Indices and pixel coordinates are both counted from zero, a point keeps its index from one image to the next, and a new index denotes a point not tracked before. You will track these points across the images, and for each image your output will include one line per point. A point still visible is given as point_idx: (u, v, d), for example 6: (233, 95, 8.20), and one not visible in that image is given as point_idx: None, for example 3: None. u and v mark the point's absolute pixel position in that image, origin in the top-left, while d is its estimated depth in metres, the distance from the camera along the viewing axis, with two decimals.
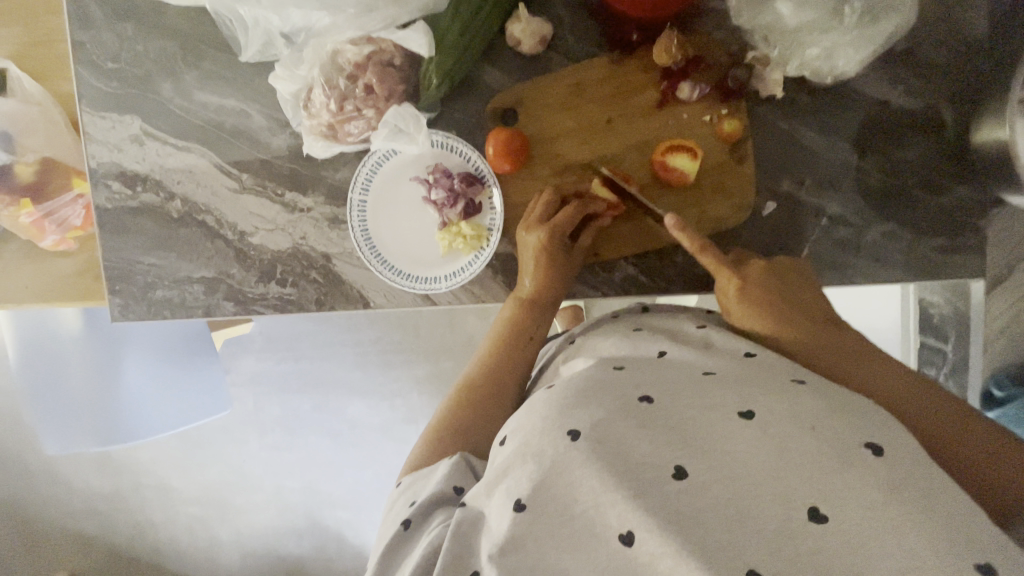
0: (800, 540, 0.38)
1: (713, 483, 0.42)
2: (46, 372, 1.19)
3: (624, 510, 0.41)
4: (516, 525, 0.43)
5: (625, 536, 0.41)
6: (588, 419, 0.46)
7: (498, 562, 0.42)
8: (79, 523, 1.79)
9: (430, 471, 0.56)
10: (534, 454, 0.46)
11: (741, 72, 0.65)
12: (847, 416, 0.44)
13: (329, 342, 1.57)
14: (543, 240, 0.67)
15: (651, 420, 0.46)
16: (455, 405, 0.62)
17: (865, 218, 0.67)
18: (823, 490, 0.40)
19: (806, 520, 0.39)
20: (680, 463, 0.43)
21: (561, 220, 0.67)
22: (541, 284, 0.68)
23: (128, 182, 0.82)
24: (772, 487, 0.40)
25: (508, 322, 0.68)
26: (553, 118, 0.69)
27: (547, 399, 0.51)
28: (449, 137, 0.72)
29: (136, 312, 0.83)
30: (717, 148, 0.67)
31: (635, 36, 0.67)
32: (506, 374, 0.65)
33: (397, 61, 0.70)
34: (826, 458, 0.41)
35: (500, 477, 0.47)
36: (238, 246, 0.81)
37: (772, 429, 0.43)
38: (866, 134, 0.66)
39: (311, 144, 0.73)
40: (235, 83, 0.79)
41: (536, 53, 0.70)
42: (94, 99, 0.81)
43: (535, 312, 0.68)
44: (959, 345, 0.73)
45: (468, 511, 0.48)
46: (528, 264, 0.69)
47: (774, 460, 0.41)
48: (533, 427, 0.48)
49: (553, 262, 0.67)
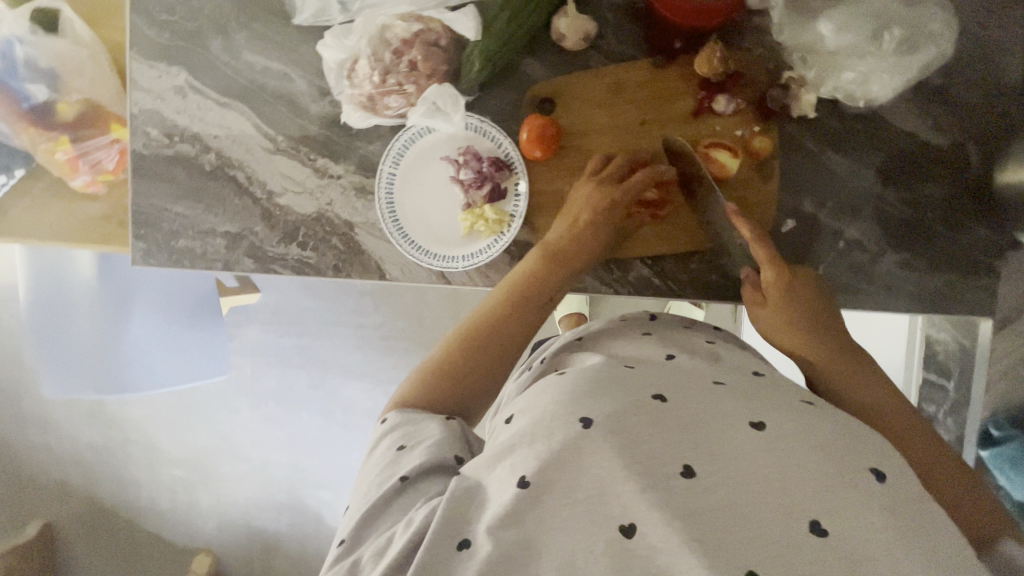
0: (799, 548, 0.39)
1: (722, 485, 0.42)
2: (54, 313, 1.22)
3: (629, 500, 0.42)
4: (518, 500, 0.44)
5: (625, 527, 0.42)
6: (602, 410, 0.47)
7: (495, 534, 0.43)
8: (63, 470, 1.80)
9: (423, 421, 0.56)
10: (541, 436, 0.47)
11: (780, 93, 0.66)
12: (856, 441, 0.46)
13: (331, 321, 1.59)
14: (611, 196, 0.68)
15: (663, 418, 0.47)
16: (458, 350, 0.62)
17: (881, 246, 0.68)
18: (829, 507, 0.40)
19: (807, 530, 0.40)
20: (688, 463, 0.44)
21: (632, 182, 0.68)
22: (579, 245, 0.68)
23: (167, 131, 0.85)
24: (776, 496, 0.41)
25: (531, 273, 0.67)
26: (588, 114, 0.71)
27: (559, 385, 0.52)
28: (484, 122, 0.74)
29: (158, 258, 0.86)
30: (747, 163, 0.68)
31: (677, 44, 0.68)
32: (510, 335, 0.64)
33: (443, 42, 0.71)
34: (833, 479, 0.42)
35: (503, 454, 0.48)
36: (266, 205, 0.83)
37: (779, 441, 0.44)
38: (892, 165, 0.67)
39: (349, 113, 0.75)
40: (282, 47, 0.81)
41: (577, 49, 0.70)
42: (145, 47, 0.84)
43: (558, 272, 0.67)
44: (960, 383, 0.74)
45: (465, 480, 0.48)
46: (567, 214, 0.70)
47: (781, 470, 0.42)
48: (543, 411, 0.49)
49: (603, 227, 0.68)
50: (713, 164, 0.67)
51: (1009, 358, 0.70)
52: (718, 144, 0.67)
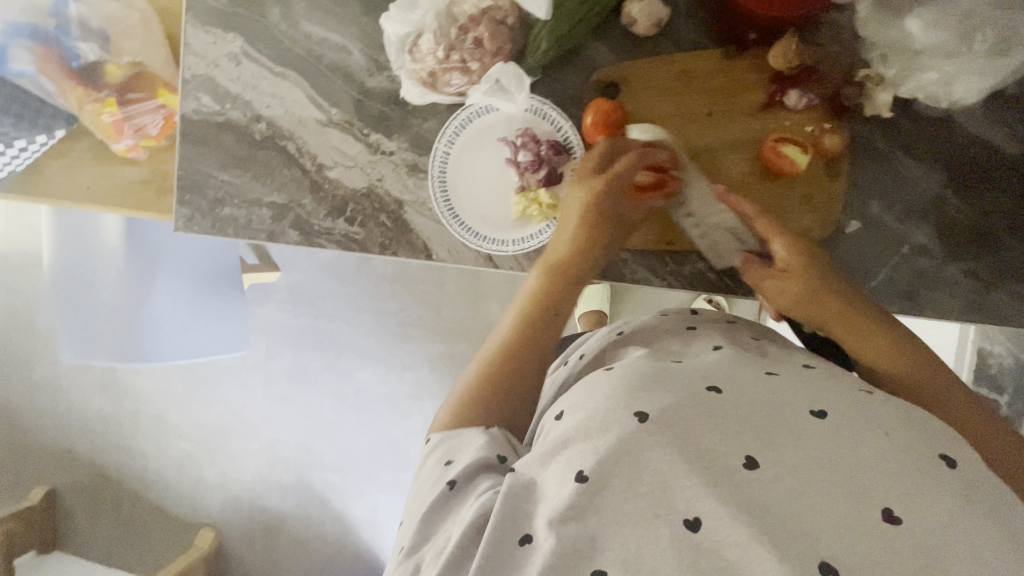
0: (873, 539, 0.38)
1: (786, 477, 0.41)
2: (76, 283, 1.22)
3: (694, 494, 0.41)
4: (577, 495, 0.43)
5: (690, 521, 0.41)
6: (657, 403, 0.46)
7: (558, 529, 0.42)
8: (73, 437, 1.81)
9: (463, 431, 0.54)
10: (596, 431, 0.46)
11: (853, 91, 0.65)
12: (923, 428, 0.44)
13: (351, 304, 1.58)
14: (599, 189, 0.65)
15: (720, 409, 0.45)
16: (489, 380, 0.57)
17: (947, 253, 0.67)
18: (903, 497, 0.39)
19: (879, 518, 0.39)
20: (752, 454, 0.42)
21: (620, 169, 0.65)
22: (581, 246, 0.64)
23: (219, 98, 0.84)
24: (845, 484, 0.40)
25: (537, 290, 0.63)
26: (654, 101, 0.70)
27: (610, 380, 0.51)
28: (544, 103, 0.73)
29: (201, 225, 0.85)
30: (814, 161, 0.67)
31: (751, 36, 0.66)
32: (542, 335, 0.60)
33: (511, 20, 0.70)
34: (905, 464, 0.41)
35: (557, 449, 0.47)
36: (315, 177, 0.82)
37: (844, 431, 0.43)
38: (962, 170, 0.66)
39: (409, 90, 0.74)
40: (343, 18, 0.80)
41: (648, 35, 0.69)
42: (202, 11, 0.83)
43: (566, 283, 0.63)
44: (1015, 398, 0.75)
45: (518, 476, 0.48)
46: (569, 224, 0.66)
47: (847, 460, 0.41)
48: (596, 405, 0.48)
49: (603, 219, 0.65)
50: (781, 159, 0.65)
51: None
52: (787, 139, 0.65)
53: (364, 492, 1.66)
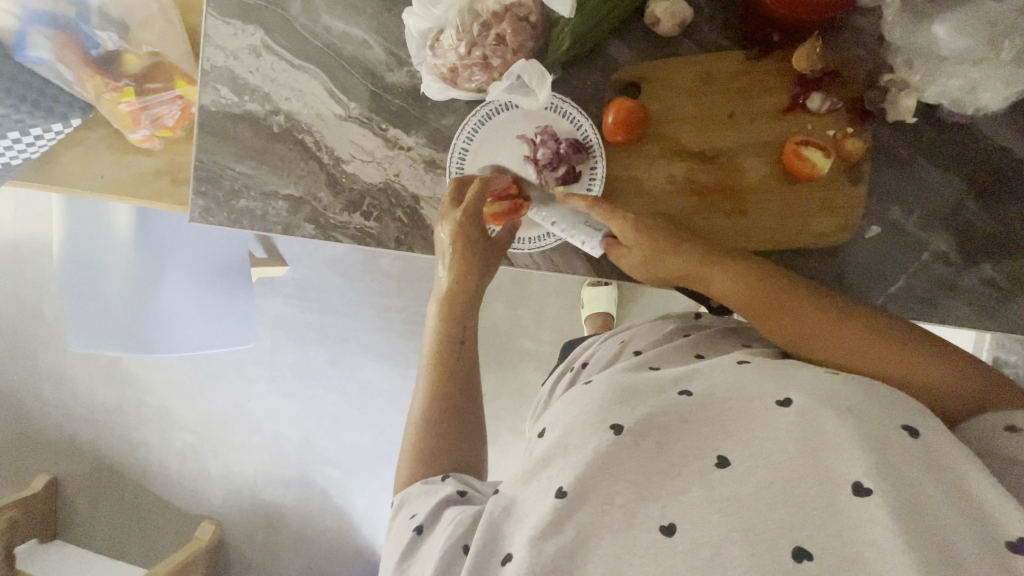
0: (844, 518, 0.40)
1: (755, 470, 0.43)
2: (85, 280, 1.22)
3: (668, 502, 0.44)
4: (558, 509, 0.45)
5: (666, 527, 0.43)
6: (631, 416, 0.48)
7: (539, 544, 0.44)
8: (77, 426, 1.81)
9: (408, 489, 0.59)
10: (575, 446, 0.48)
11: (877, 95, 0.64)
12: (886, 400, 0.45)
13: (357, 300, 1.58)
14: (458, 224, 0.71)
15: (684, 418, 0.48)
16: (426, 424, 0.63)
17: (967, 260, 0.66)
18: (869, 464, 0.40)
19: (849, 494, 0.40)
20: (723, 454, 0.45)
21: (471, 204, 0.71)
22: (460, 277, 0.71)
23: (237, 90, 0.84)
24: (814, 468, 0.42)
25: (436, 329, 0.70)
26: (675, 101, 0.69)
27: (587, 394, 0.53)
28: (564, 101, 0.73)
29: (216, 217, 0.86)
30: (835, 165, 0.66)
31: (776, 37, 0.66)
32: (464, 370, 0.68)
33: (532, 19, 0.69)
34: (868, 438, 0.41)
35: (540, 467, 0.50)
36: (332, 171, 0.82)
37: (809, 413, 0.44)
38: (984, 177, 0.66)
39: (428, 84, 0.74)
40: (364, 13, 0.80)
41: (671, 35, 0.69)
42: (222, 3, 0.83)
43: (460, 315, 0.70)
44: None
45: (501, 498, 0.51)
46: (447, 257, 0.72)
47: (813, 444, 0.42)
48: (574, 420, 0.51)
49: (469, 247, 0.71)
50: (804, 163, 0.65)
51: None
52: (809, 142, 0.65)
53: (365, 488, 1.66)
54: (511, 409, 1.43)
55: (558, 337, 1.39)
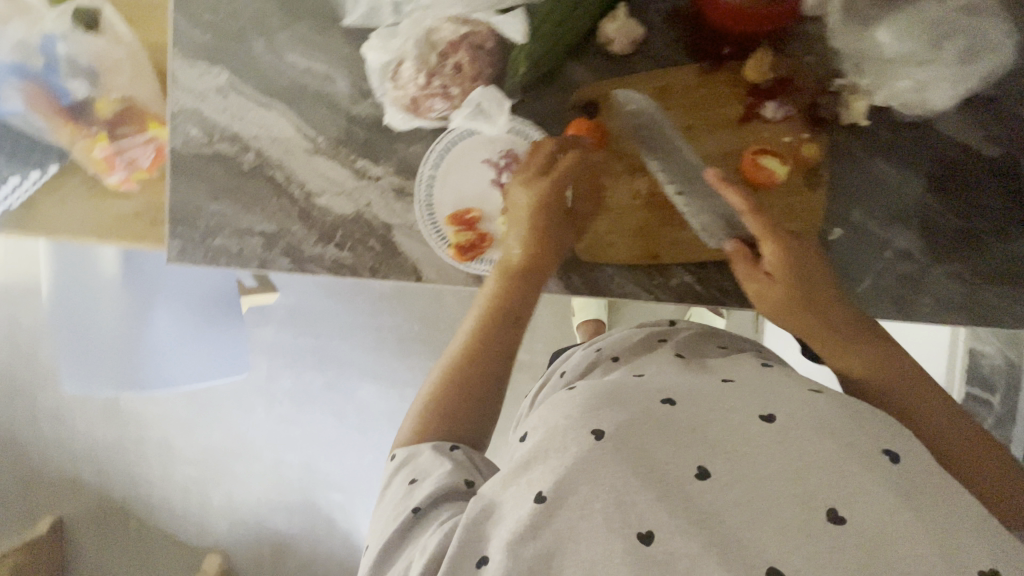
0: (817, 540, 0.38)
1: (732, 485, 0.42)
2: (75, 316, 1.23)
3: (645, 508, 0.42)
4: (535, 515, 0.43)
5: (643, 535, 0.41)
6: (613, 421, 0.46)
7: (515, 551, 0.42)
8: (80, 466, 1.81)
9: (420, 450, 0.55)
10: (555, 450, 0.46)
11: (831, 101, 0.65)
12: (867, 424, 0.45)
13: (349, 323, 1.59)
14: (545, 192, 0.68)
15: (670, 424, 0.46)
16: (453, 382, 0.59)
17: (931, 256, 0.67)
18: (842, 494, 0.40)
19: (824, 521, 0.39)
20: (703, 464, 0.43)
21: (563, 172, 0.68)
22: (535, 249, 0.68)
23: (207, 131, 0.85)
24: (790, 489, 0.40)
25: (495, 292, 0.66)
26: (633, 117, 0.71)
27: (570, 399, 0.50)
28: (525, 125, 0.74)
29: (193, 256, 0.86)
30: (795, 171, 0.67)
31: (726, 49, 0.67)
32: (506, 350, 0.63)
33: (489, 46, 0.71)
34: (845, 460, 0.41)
35: (519, 471, 0.47)
36: (304, 205, 0.83)
37: (791, 433, 0.44)
38: (943, 174, 0.66)
39: (392, 115, 0.76)
40: (325, 48, 0.81)
41: (624, 54, 0.70)
42: (187, 47, 0.84)
43: (522, 289, 0.66)
44: (1006, 399, 0.72)
45: (480, 501, 0.47)
46: (522, 222, 0.69)
47: (792, 461, 0.42)
48: (556, 424, 0.48)
49: (549, 223, 0.69)
50: (763, 170, 0.66)
51: None
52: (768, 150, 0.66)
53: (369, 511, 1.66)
54: (508, 423, 1.43)
55: (551, 348, 1.40)
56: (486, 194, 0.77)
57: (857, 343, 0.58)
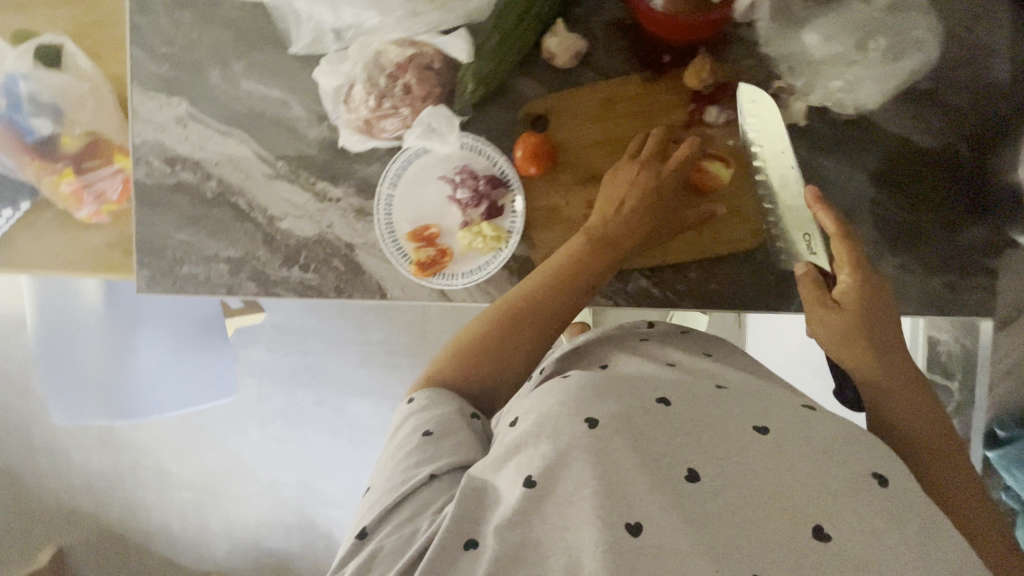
0: (799, 554, 0.40)
1: (723, 492, 0.43)
2: (61, 341, 1.23)
3: (637, 500, 0.42)
4: (524, 501, 0.44)
5: (632, 526, 0.42)
6: (607, 411, 0.47)
7: (502, 533, 0.43)
8: (75, 497, 1.80)
9: (450, 403, 0.55)
10: (548, 436, 0.46)
11: (769, 103, 0.67)
12: (863, 445, 0.45)
13: (337, 339, 1.59)
14: (639, 172, 0.67)
15: (669, 421, 0.47)
16: (503, 327, 0.61)
17: (879, 249, 0.68)
18: (828, 510, 0.41)
19: (808, 535, 0.41)
20: (693, 466, 0.45)
21: (678, 159, 0.67)
22: (621, 227, 0.66)
23: (169, 161, 0.86)
24: (775, 494, 0.42)
25: (568, 253, 0.66)
26: (581, 128, 0.72)
27: (563, 386, 0.50)
28: (477, 140, 0.75)
29: (162, 285, 0.87)
30: (739, 171, 0.69)
31: (666, 58, 0.69)
32: (553, 317, 0.63)
33: (436, 65, 0.72)
34: (834, 480, 0.43)
35: (509, 454, 0.47)
36: (268, 230, 0.84)
37: (784, 446, 0.45)
38: (886, 169, 0.68)
39: (347, 138, 0.77)
40: (280, 74, 0.82)
41: (569, 67, 0.72)
42: (146, 79, 0.85)
43: (593, 264, 0.65)
44: (963, 384, 0.74)
45: (472, 479, 0.47)
46: (619, 196, 0.67)
47: (782, 473, 0.43)
48: (548, 409, 0.48)
49: (642, 206, 0.66)
50: (706, 175, 0.68)
51: (1013, 356, 0.69)
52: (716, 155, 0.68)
53: None
54: None
55: None
56: (444, 210, 0.78)
57: (902, 379, 0.56)
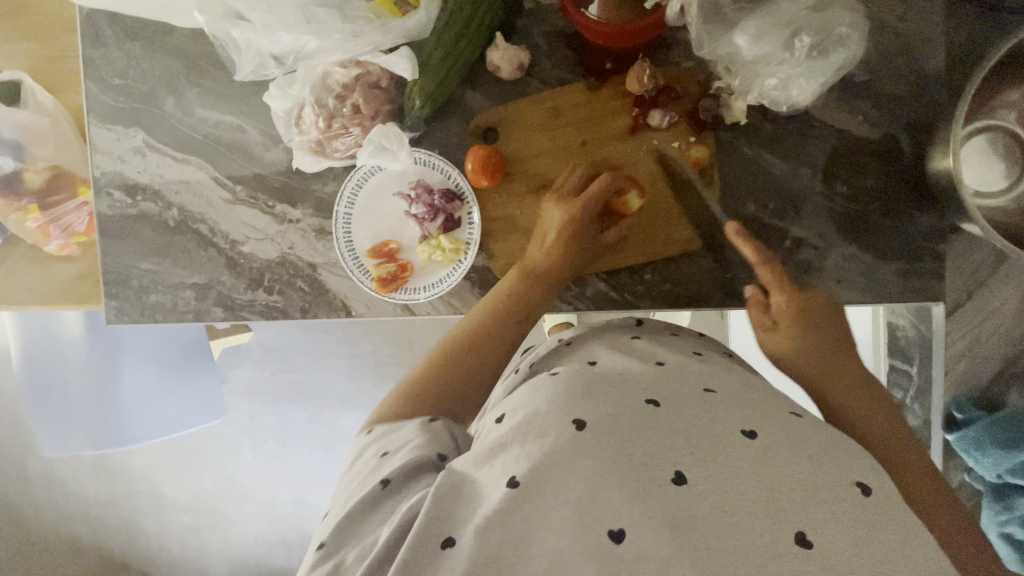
0: (784, 559, 0.38)
1: (710, 495, 0.41)
2: (45, 371, 1.21)
3: (621, 506, 0.41)
4: (509, 500, 0.43)
5: (615, 532, 0.40)
6: (595, 412, 0.47)
7: (481, 533, 0.42)
8: (73, 528, 1.80)
9: (405, 425, 0.55)
10: (535, 436, 0.46)
11: (710, 103, 0.69)
12: (838, 453, 0.46)
13: (324, 353, 1.59)
14: (569, 212, 0.69)
15: (657, 423, 0.46)
16: (445, 361, 0.61)
17: (829, 240, 0.70)
18: (813, 518, 0.40)
19: (792, 541, 0.39)
20: (681, 469, 0.43)
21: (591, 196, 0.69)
22: (553, 261, 0.69)
23: (130, 192, 0.86)
24: (765, 505, 0.41)
25: (509, 289, 0.68)
26: (531, 138, 0.73)
27: (553, 386, 0.51)
28: (430, 155, 0.76)
29: (131, 315, 0.87)
30: (686, 173, 0.70)
31: (608, 65, 0.71)
32: (501, 345, 0.64)
33: (384, 84, 0.73)
34: (819, 488, 0.42)
35: (495, 453, 0.47)
36: (231, 254, 0.84)
37: (770, 452, 0.44)
38: (830, 162, 0.69)
39: (300, 159, 0.76)
40: (234, 100, 0.83)
41: (514, 78, 0.73)
42: (101, 112, 0.85)
43: (529, 297, 0.68)
44: (922, 368, 0.74)
45: (449, 476, 0.47)
46: (552, 235, 0.69)
47: (768, 478, 0.42)
48: (537, 409, 0.49)
49: (571, 240, 0.68)
50: (619, 201, 0.70)
51: (964, 339, 0.71)
52: (671, 159, 0.70)
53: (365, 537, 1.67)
54: None
55: None
56: (402, 225, 0.78)
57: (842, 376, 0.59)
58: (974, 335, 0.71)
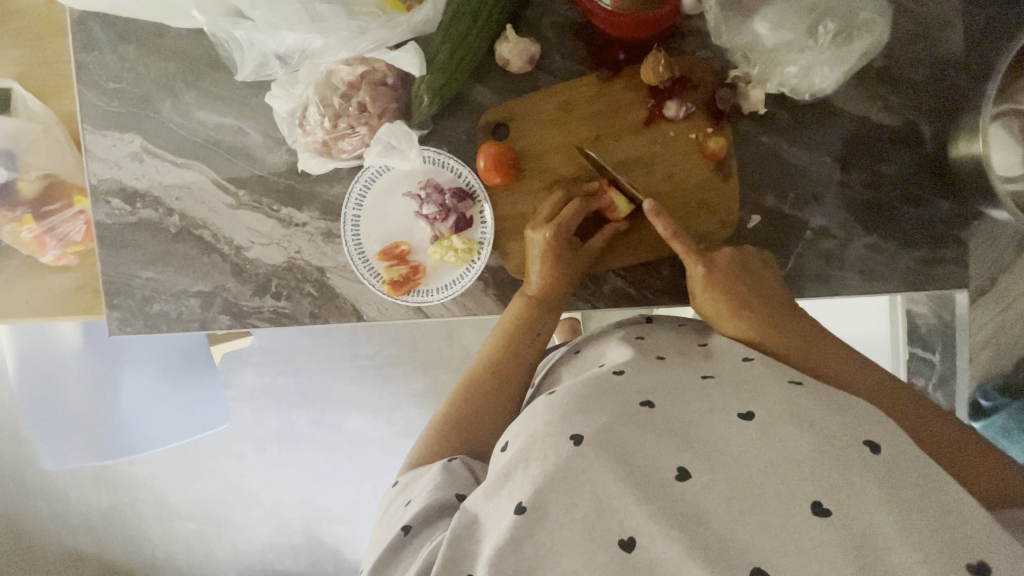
0: (801, 534, 0.37)
1: (715, 485, 0.40)
2: (43, 386, 1.18)
3: (626, 513, 0.40)
4: (517, 527, 0.42)
5: (626, 541, 0.40)
6: (592, 424, 0.44)
7: (495, 566, 0.41)
8: (77, 540, 1.77)
9: (426, 470, 0.54)
10: (536, 459, 0.44)
11: (728, 92, 0.67)
12: (847, 416, 0.44)
13: (327, 355, 1.57)
14: (548, 238, 0.67)
15: (653, 425, 0.45)
16: (474, 386, 0.62)
17: (849, 230, 0.68)
18: (827, 485, 0.38)
19: (809, 513, 0.38)
20: (682, 465, 0.42)
21: (565, 218, 0.67)
22: (546, 282, 0.68)
23: (128, 199, 0.84)
24: (774, 485, 0.39)
25: (514, 318, 0.67)
26: (542, 134, 0.71)
27: (548, 403, 0.49)
28: (440, 153, 0.74)
29: (134, 326, 0.85)
30: (703, 164, 0.68)
31: (621, 56, 0.69)
32: (526, 366, 0.65)
33: (389, 80, 0.71)
34: (825, 456, 0.40)
35: (501, 481, 0.45)
36: (235, 260, 0.82)
37: (771, 429, 0.42)
38: (848, 150, 0.68)
39: (306, 161, 0.74)
40: (234, 102, 0.81)
41: (524, 72, 0.71)
42: (95, 116, 0.83)
43: (544, 312, 0.67)
44: (945, 357, 0.73)
45: (466, 513, 0.46)
46: (536, 261, 0.68)
47: (773, 457, 0.40)
48: (534, 432, 0.46)
49: (558, 260, 0.67)
50: (609, 208, 0.69)
51: (991, 324, 0.69)
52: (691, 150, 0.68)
53: None
54: None
55: None
56: (412, 227, 0.77)
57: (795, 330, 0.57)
58: (1002, 319, 0.70)
